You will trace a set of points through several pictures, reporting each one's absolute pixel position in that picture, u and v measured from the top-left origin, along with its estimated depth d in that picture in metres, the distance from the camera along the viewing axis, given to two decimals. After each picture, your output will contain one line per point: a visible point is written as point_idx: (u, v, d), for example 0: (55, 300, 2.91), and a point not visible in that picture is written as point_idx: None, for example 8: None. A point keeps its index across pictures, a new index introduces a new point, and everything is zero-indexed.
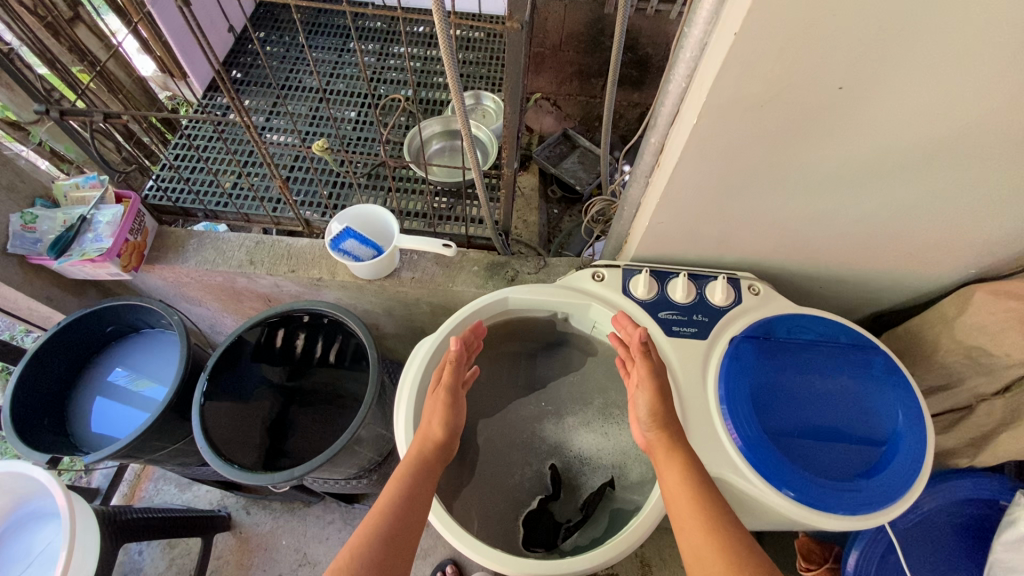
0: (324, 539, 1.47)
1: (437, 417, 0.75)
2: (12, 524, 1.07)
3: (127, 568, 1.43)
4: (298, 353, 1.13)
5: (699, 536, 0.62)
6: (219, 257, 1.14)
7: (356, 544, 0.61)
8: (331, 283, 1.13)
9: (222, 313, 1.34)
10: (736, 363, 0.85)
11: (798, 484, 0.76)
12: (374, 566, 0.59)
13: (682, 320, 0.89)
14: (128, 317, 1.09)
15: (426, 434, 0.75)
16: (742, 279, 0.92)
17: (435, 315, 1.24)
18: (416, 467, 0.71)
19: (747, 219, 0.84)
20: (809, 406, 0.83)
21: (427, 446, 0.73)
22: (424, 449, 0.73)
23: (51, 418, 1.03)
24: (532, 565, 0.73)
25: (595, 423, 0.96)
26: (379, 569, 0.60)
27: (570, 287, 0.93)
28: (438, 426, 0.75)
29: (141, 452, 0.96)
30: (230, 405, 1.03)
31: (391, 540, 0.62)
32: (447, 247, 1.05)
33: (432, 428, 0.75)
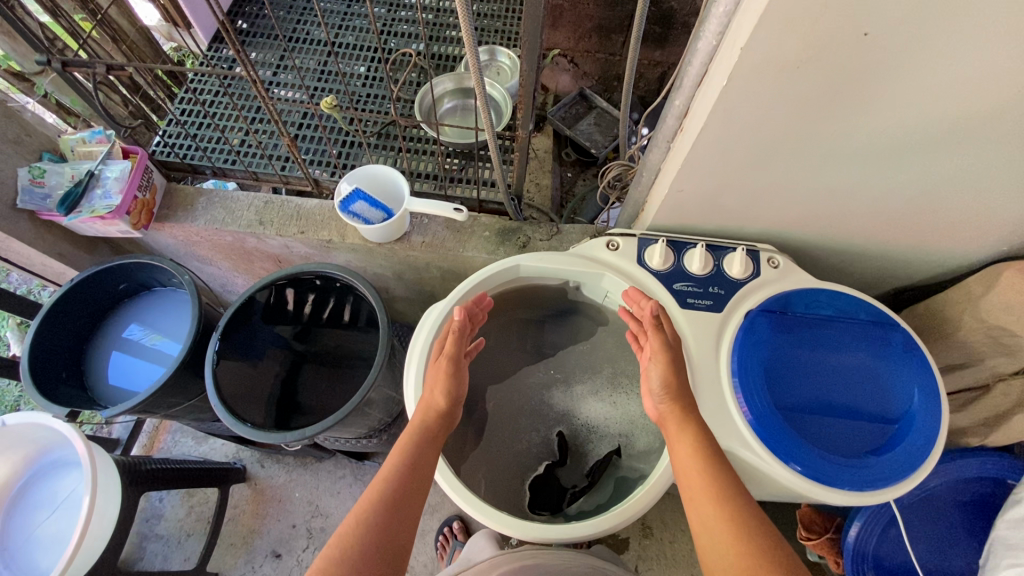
0: (336, 492, 1.52)
1: (440, 387, 0.75)
2: (38, 471, 1.13)
3: (148, 514, 1.50)
4: (307, 314, 1.14)
5: (708, 507, 0.62)
6: (229, 216, 1.13)
7: (359, 509, 0.61)
8: (340, 246, 1.12)
9: (232, 273, 1.34)
10: (750, 338, 0.83)
11: (806, 459, 0.76)
12: (381, 528, 0.60)
13: (697, 292, 0.87)
14: (140, 275, 1.09)
15: (429, 403, 0.75)
16: (762, 252, 0.89)
17: (445, 280, 1.23)
18: (420, 435, 0.71)
19: (772, 189, 0.80)
20: (823, 383, 0.81)
21: (430, 415, 0.74)
22: (427, 418, 0.73)
23: (69, 371, 1.05)
24: (538, 529, 0.74)
25: (604, 392, 0.96)
26: (387, 532, 0.60)
27: (583, 256, 0.91)
28: (441, 396, 0.75)
29: (157, 408, 0.98)
30: (242, 362, 1.05)
31: (397, 503, 0.63)
32: (458, 212, 1.02)
33: (434, 397, 0.75)
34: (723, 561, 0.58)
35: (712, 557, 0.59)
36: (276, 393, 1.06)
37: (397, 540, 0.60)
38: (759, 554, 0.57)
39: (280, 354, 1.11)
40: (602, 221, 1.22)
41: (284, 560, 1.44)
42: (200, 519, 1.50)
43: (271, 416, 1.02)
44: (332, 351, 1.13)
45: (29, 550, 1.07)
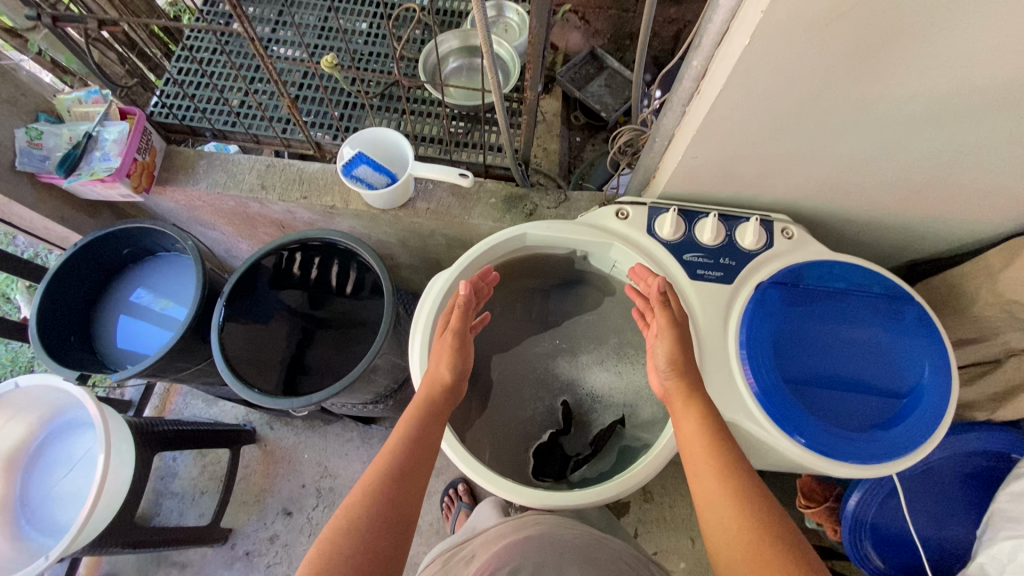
0: (345, 454, 1.56)
1: (445, 361, 0.75)
2: (52, 432, 1.17)
3: (163, 472, 1.55)
4: (314, 280, 1.12)
5: (714, 485, 0.62)
6: (230, 180, 1.11)
7: (366, 482, 0.62)
8: (344, 212, 1.11)
9: (236, 238, 1.33)
10: (760, 310, 0.81)
11: (810, 432, 0.76)
12: (388, 501, 0.60)
13: (707, 264, 0.84)
14: (144, 241, 1.09)
15: (435, 376, 0.74)
16: (776, 222, 0.86)
17: (451, 248, 1.22)
18: (427, 409, 0.71)
19: (790, 157, 0.77)
20: (834, 356, 0.80)
21: (436, 389, 0.73)
22: (433, 391, 0.73)
23: (78, 335, 1.05)
24: (541, 495, 0.75)
25: (609, 362, 0.95)
26: (395, 503, 0.60)
27: (591, 225, 0.89)
28: (447, 370, 0.74)
29: (166, 372, 0.99)
30: (248, 327, 1.05)
31: (404, 476, 0.63)
32: (463, 177, 1.00)
33: (440, 371, 0.75)
34: (729, 539, 0.58)
35: (717, 535, 0.60)
36: (284, 359, 1.07)
37: (405, 511, 0.60)
38: (765, 533, 0.57)
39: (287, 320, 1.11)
40: (612, 187, 1.19)
41: (296, 517, 1.50)
42: (213, 478, 1.55)
43: (280, 381, 1.04)
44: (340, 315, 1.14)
45: (48, 506, 1.11)
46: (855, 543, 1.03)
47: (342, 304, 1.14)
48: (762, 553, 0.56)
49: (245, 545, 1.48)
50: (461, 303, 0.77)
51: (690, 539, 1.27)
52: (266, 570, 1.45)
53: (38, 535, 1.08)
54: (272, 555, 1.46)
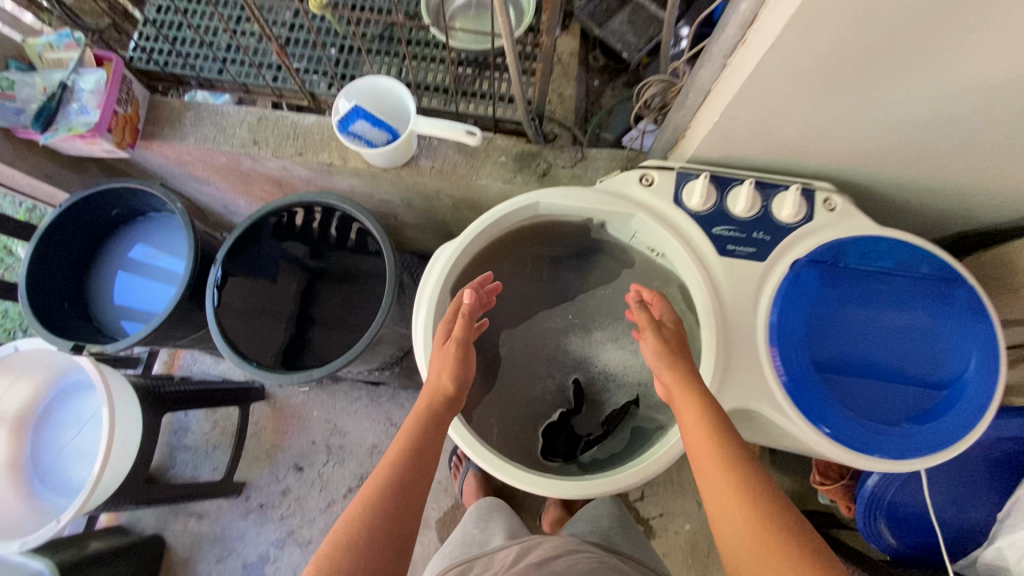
0: (353, 412, 1.56)
1: (447, 370, 0.69)
2: (58, 394, 1.18)
3: (176, 427, 1.57)
4: (317, 231, 1.07)
5: (718, 479, 0.58)
6: (220, 134, 1.03)
7: (362, 496, 0.58)
8: (343, 170, 1.02)
9: (233, 195, 1.24)
10: (794, 291, 0.74)
11: (838, 423, 0.71)
12: (387, 516, 0.57)
13: (738, 238, 0.76)
14: (133, 202, 1.03)
15: (437, 388, 0.69)
16: (818, 191, 0.77)
17: (458, 209, 1.14)
18: (427, 420, 0.66)
19: (842, 122, 0.67)
20: (874, 344, 0.73)
21: (438, 400, 0.68)
22: (435, 402, 0.68)
23: (70, 300, 1.01)
24: (550, 486, 0.72)
25: (625, 339, 0.90)
26: (393, 522, 0.57)
27: (612, 192, 0.80)
28: (449, 380, 0.69)
29: (164, 340, 0.96)
30: (246, 293, 1.02)
31: (402, 487, 0.59)
32: (470, 135, 0.91)
33: (442, 382, 0.69)
34: (739, 542, 0.54)
35: (727, 540, 0.55)
36: (285, 328, 1.04)
37: (404, 526, 0.58)
38: (778, 535, 0.52)
39: (287, 286, 1.07)
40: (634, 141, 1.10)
41: (307, 472, 1.52)
42: (226, 432, 1.57)
43: (280, 352, 1.02)
44: (341, 280, 1.10)
45: (59, 466, 1.14)
46: (869, 521, 1.00)
47: (345, 268, 1.10)
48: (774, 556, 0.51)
49: (259, 498, 1.51)
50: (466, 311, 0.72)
51: (697, 504, 1.26)
52: (280, 521, 1.49)
53: (51, 495, 1.11)
54: (285, 507, 1.50)
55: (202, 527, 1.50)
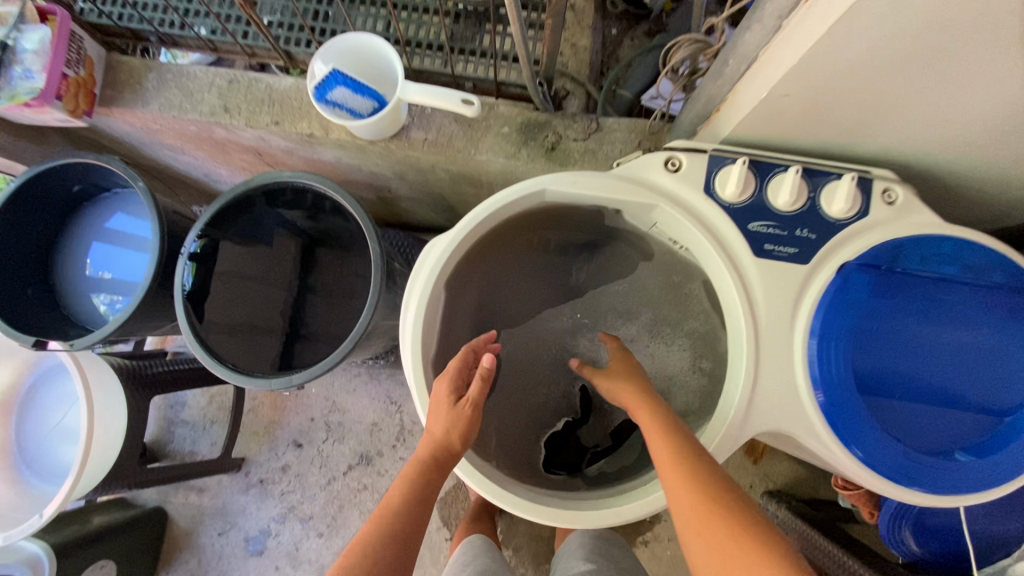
0: (352, 391, 1.44)
1: (458, 427, 0.64)
2: (39, 376, 1.13)
3: (172, 402, 1.52)
4: (312, 198, 0.91)
5: (675, 480, 0.57)
6: (186, 100, 0.91)
7: (351, 555, 0.54)
8: (326, 142, 0.91)
9: (212, 164, 1.12)
10: (840, 300, 0.64)
11: (878, 451, 0.62)
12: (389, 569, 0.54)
13: (778, 237, 0.65)
14: (95, 176, 0.93)
15: (442, 442, 0.63)
16: (876, 181, 0.65)
17: (456, 183, 1.02)
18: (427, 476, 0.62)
19: (919, 105, 0.55)
20: (927, 364, 0.63)
21: (440, 456, 0.63)
22: (436, 458, 0.63)
23: (35, 288, 0.93)
24: (550, 513, 0.65)
25: (640, 342, 0.82)
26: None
27: (631, 179, 0.69)
28: (457, 440, 0.63)
29: (135, 331, 0.88)
30: (238, 262, 0.91)
31: (401, 545, 0.56)
32: (468, 106, 0.78)
33: (451, 439, 0.63)
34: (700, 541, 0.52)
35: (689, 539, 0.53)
36: (286, 299, 0.93)
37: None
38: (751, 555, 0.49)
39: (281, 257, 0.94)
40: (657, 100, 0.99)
41: (306, 449, 1.43)
42: (223, 408, 1.52)
43: (285, 319, 0.91)
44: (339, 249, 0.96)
45: (48, 450, 1.10)
46: (892, 526, 0.94)
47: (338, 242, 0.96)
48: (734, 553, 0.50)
49: (259, 473, 1.42)
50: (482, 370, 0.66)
51: None
52: (280, 497, 1.41)
53: (38, 482, 1.08)
54: (286, 483, 1.41)
55: (202, 501, 1.42)
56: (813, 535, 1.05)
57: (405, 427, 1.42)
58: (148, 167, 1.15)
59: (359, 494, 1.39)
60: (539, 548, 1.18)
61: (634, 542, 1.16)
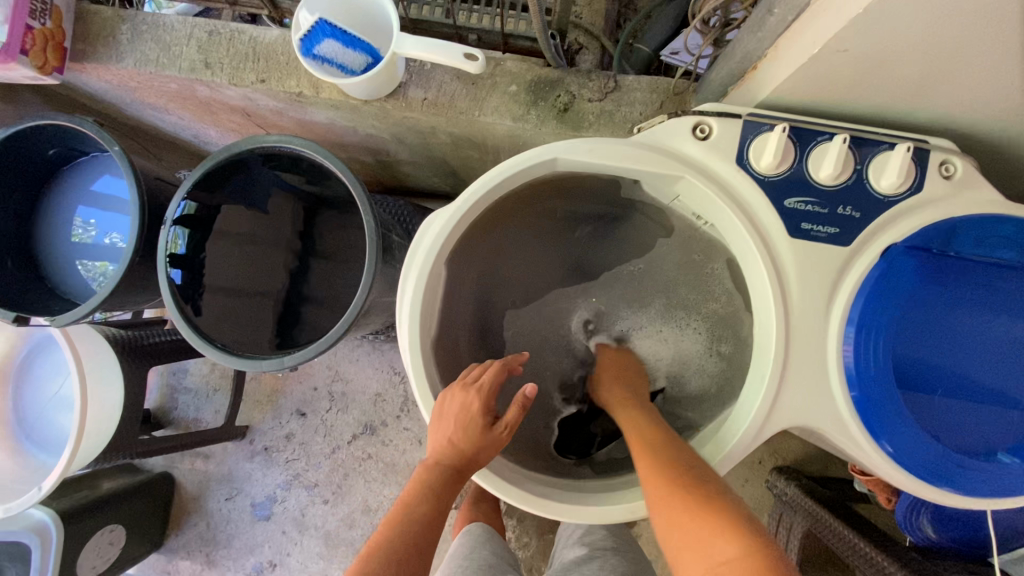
0: (355, 360, 1.38)
1: (487, 449, 0.63)
2: (34, 346, 1.10)
3: (173, 368, 1.48)
4: (307, 164, 0.83)
5: (645, 464, 0.57)
6: (164, 55, 0.83)
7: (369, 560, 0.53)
8: (317, 102, 0.83)
9: (199, 125, 1.04)
10: (883, 287, 0.57)
11: (914, 450, 0.57)
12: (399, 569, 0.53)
13: (817, 215, 0.59)
14: (72, 140, 0.86)
15: (468, 458, 0.62)
16: (932, 152, 0.58)
17: (460, 147, 0.94)
18: (445, 488, 0.61)
19: (999, 67, 0.47)
20: (973, 358, 0.58)
21: (462, 471, 0.62)
22: (455, 471, 0.62)
23: (14, 259, 0.88)
24: (556, 507, 0.61)
25: (652, 327, 0.79)
26: None
27: (655, 147, 0.62)
28: (483, 459, 0.63)
29: (121, 306, 0.84)
30: (231, 230, 0.85)
31: (417, 550, 0.56)
32: (472, 61, 0.69)
33: (478, 456, 0.62)
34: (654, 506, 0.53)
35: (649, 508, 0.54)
36: (287, 265, 0.88)
37: None
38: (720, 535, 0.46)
39: (272, 228, 0.88)
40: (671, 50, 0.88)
41: (310, 419, 1.38)
42: (225, 376, 1.47)
43: (286, 287, 0.87)
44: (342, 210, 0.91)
45: (46, 420, 1.08)
46: (908, 515, 0.94)
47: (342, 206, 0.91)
48: (678, 511, 0.50)
49: (264, 441, 1.38)
50: (524, 397, 0.65)
51: None
52: (285, 465, 1.36)
53: (38, 452, 1.06)
54: (290, 451, 1.37)
55: (208, 467, 1.38)
56: (822, 514, 1.01)
57: (410, 397, 1.37)
58: (131, 128, 1.07)
59: (364, 462, 1.35)
60: (542, 519, 1.14)
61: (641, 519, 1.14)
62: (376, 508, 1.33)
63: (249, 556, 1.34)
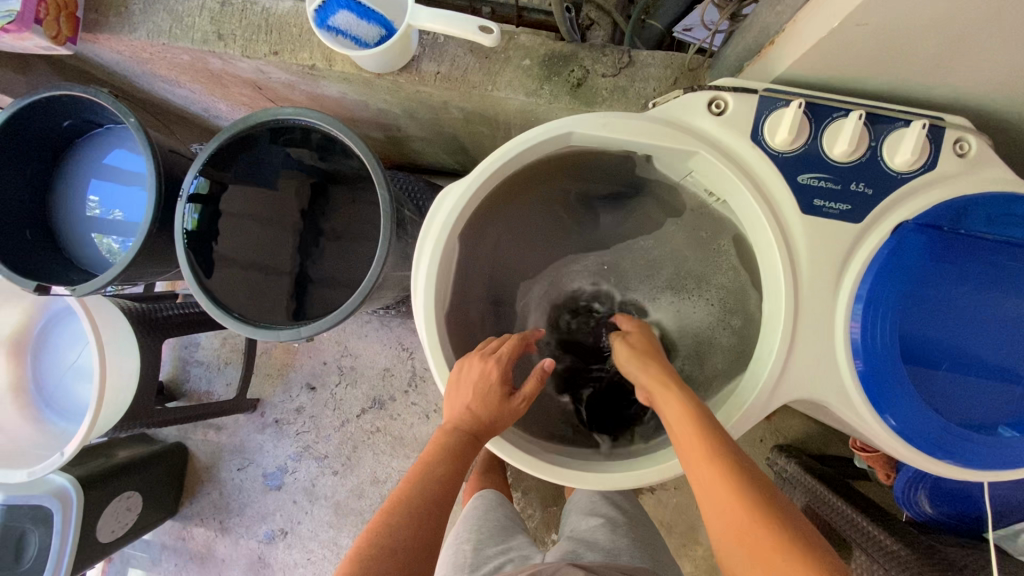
0: (364, 336, 1.40)
1: (506, 417, 0.65)
2: (51, 316, 1.12)
3: (185, 343, 1.50)
4: (318, 137, 0.84)
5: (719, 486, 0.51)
6: (177, 25, 0.83)
7: (394, 513, 0.57)
8: (329, 75, 0.83)
9: (210, 98, 1.04)
10: (892, 264, 0.58)
11: (916, 422, 0.58)
12: (420, 525, 0.57)
13: (829, 191, 0.59)
14: (86, 111, 0.87)
15: (487, 426, 0.64)
16: (948, 130, 0.58)
17: (471, 123, 0.94)
18: (465, 452, 0.63)
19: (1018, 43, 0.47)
20: (980, 334, 0.59)
21: (481, 437, 0.64)
22: (476, 438, 0.63)
23: (32, 229, 0.89)
24: (566, 473, 0.63)
25: (663, 299, 0.79)
26: (421, 536, 0.56)
27: (669, 123, 0.62)
28: (501, 426, 0.65)
29: (138, 276, 0.85)
30: (245, 203, 0.86)
31: (437, 505, 0.59)
32: (487, 34, 0.69)
33: (497, 423, 0.64)
34: (729, 533, 0.49)
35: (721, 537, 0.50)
36: (298, 239, 0.89)
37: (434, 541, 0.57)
38: None
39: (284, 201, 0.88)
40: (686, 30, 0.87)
41: (320, 392, 1.40)
42: (236, 350, 1.49)
43: (296, 262, 0.88)
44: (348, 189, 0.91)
45: (64, 387, 1.11)
46: (907, 491, 0.94)
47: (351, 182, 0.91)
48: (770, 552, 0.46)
49: (274, 414, 1.41)
50: (541, 371, 0.68)
51: None
52: (296, 437, 1.39)
53: (58, 419, 1.09)
54: (300, 424, 1.40)
55: (221, 438, 1.42)
56: (821, 491, 1.03)
57: (419, 372, 1.39)
58: (142, 100, 1.08)
59: (373, 435, 1.38)
60: (546, 491, 1.17)
61: (644, 493, 1.17)
62: (384, 479, 1.36)
63: (261, 524, 1.38)
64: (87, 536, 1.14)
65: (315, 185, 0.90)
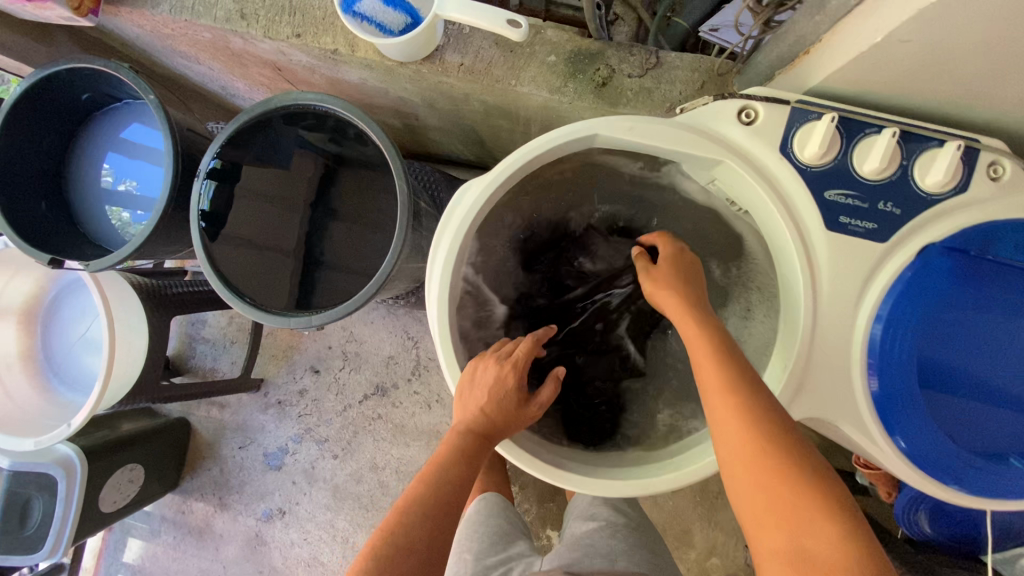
0: (370, 322, 1.40)
1: (517, 423, 0.65)
2: (63, 289, 1.13)
3: (192, 320, 1.50)
4: (334, 122, 0.83)
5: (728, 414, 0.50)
6: (201, 2, 0.82)
7: (408, 510, 0.58)
8: (351, 61, 0.82)
9: (230, 77, 1.03)
10: (917, 285, 0.57)
11: (926, 446, 0.58)
12: (432, 524, 0.57)
13: (856, 209, 0.58)
14: (105, 86, 0.86)
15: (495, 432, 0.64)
16: (982, 153, 0.57)
17: (491, 116, 0.93)
18: (479, 453, 0.63)
19: None
20: (1000, 361, 0.58)
21: (493, 440, 0.64)
22: (488, 441, 0.64)
23: (48, 201, 0.89)
24: (568, 478, 0.63)
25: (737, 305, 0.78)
26: (433, 535, 0.56)
27: (698, 129, 0.61)
28: (513, 430, 0.65)
29: (151, 254, 0.85)
30: (260, 186, 0.85)
31: (448, 507, 0.59)
32: (516, 29, 0.68)
33: (506, 429, 0.64)
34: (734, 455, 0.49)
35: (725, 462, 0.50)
36: (304, 220, 0.87)
37: (446, 541, 0.58)
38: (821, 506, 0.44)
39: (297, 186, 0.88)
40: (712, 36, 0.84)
41: (325, 376, 1.41)
42: (242, 328, 1.50)
43: (301, 245, 0.86)
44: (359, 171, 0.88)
45: (74, 359, 1.11)
46: (907, 509, 0.94)
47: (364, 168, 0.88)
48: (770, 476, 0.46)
49: (278, 395, 1.41)
50: (556, 380, 0.70)
51: None
52: (298, 419, 1.40)
53: (66, 390, 1.10)
54: (302, 406, 1.40)
55: (223, 416, 1.43)
56: None
57: (423, 362, 1.39)
58: (161, 75, 1.07)
59: (374, 422, 1.38)
60: (543, 487, 1.18)
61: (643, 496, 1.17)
62: (384, 465, 1.37)
63: (259, 502, 1.40)
64: (89, 507, 1.15)
65: (327, 167, 0.87)
